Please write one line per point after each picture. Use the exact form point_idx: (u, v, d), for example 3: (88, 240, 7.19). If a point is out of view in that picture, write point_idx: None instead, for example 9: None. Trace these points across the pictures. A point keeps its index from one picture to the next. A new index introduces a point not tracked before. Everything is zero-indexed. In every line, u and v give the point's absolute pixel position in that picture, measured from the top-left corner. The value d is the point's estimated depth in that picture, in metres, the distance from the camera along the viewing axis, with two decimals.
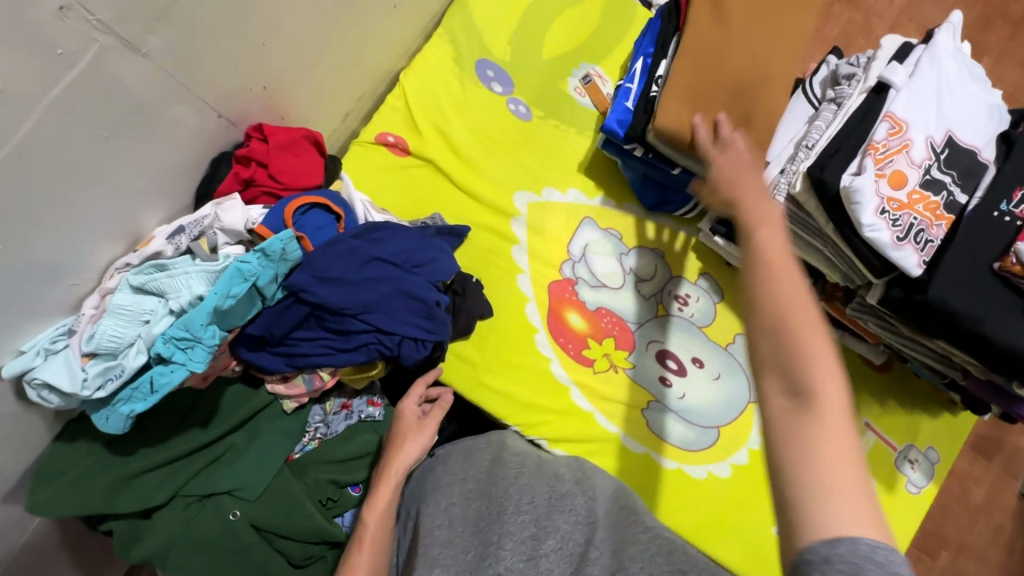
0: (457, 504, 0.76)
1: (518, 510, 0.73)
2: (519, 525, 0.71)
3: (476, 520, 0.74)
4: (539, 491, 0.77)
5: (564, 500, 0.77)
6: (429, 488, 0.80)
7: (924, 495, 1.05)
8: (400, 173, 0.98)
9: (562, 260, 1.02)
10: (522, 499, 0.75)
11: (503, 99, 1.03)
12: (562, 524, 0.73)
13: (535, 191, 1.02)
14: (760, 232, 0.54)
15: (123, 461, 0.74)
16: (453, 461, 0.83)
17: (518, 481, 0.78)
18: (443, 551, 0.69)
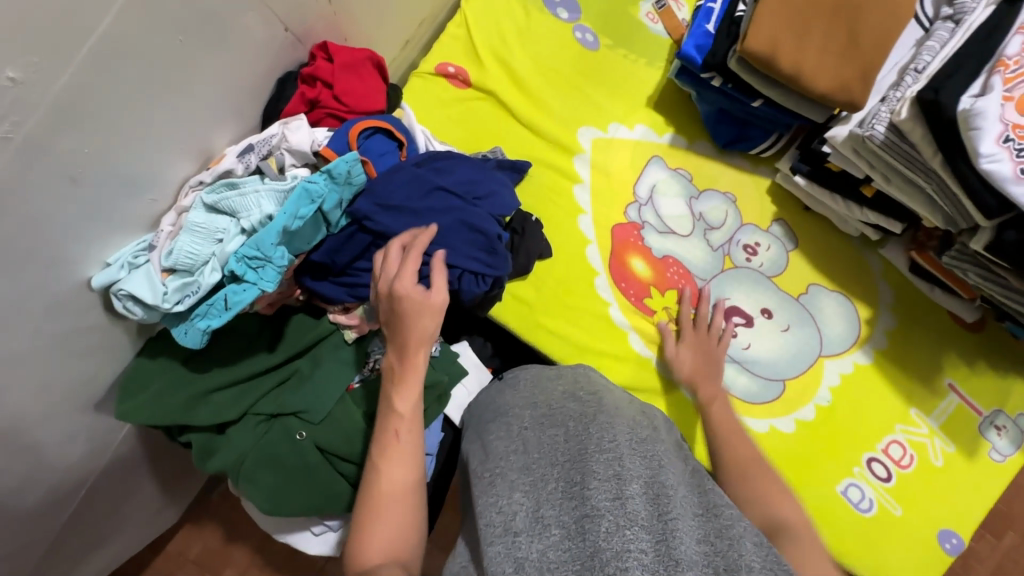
0: (531, 430, 0.74)
1: (599, 448, 0.63)
2: (601, 464, 0.60)
3: (552, 450, 0.67)
4: (621, 428, 0.67)
5: (649, 443, 0.66)
6: (510, 414, 0.80)
7: (1009, 464, 0.98)
8: (461, 106, 0.95)
9: (628, 202, 0.97)
10: (603, 432, 0.66)
11: (569, 26, 0.98)
12: (648, 467, 0.61)
13: (600, 126, 0.97)
14: (711, 412, 0.80)
15: (199, 378, 0.78)
16: (532, 387, 0.84)
17: (597, 416, 0.70)
18: (520, 477, 0.66)
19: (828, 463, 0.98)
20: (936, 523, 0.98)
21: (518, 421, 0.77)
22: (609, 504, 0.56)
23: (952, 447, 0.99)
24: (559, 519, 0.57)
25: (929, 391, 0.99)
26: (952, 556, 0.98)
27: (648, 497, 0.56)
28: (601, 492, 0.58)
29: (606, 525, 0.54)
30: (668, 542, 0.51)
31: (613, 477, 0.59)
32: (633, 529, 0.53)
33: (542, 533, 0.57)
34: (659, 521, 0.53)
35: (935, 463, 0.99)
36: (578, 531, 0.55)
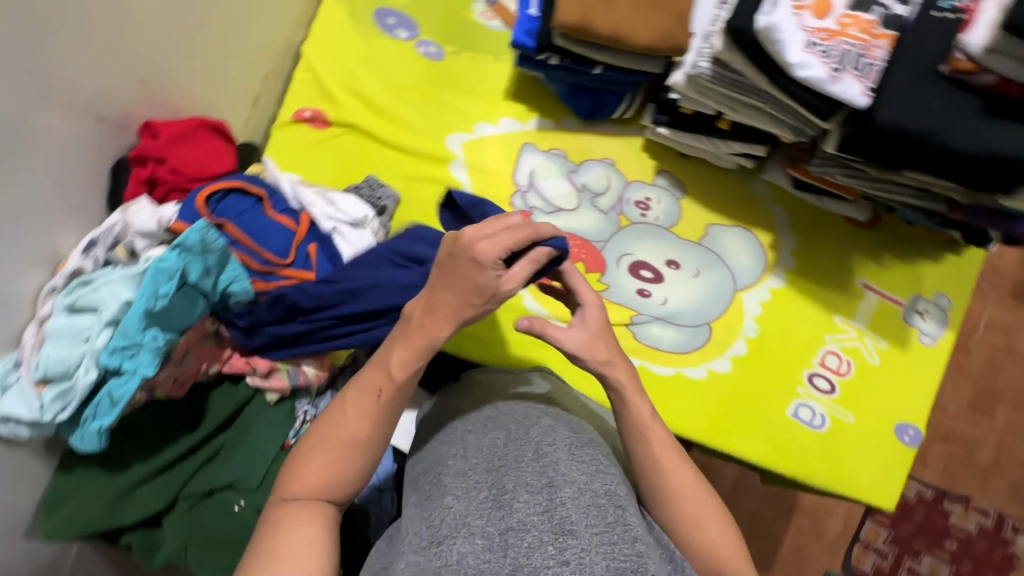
0: (474, 433, 0.76)
1: (536, 458, 0.68)
2: (536, 476, 0.66)
3: (491, 455, 0.71)
4: (561, 435, 0.72)
5: (586, 450, 0.71)
6: (458, 414, 0.82)
7: (941, 344, 1.00)
8: (326, 145, 0.96)
9: (511, 193, 0.99)
10: (542, 443, 0.70)
11: (410, 43, 1.00)
12: (581, 475, 0.66)
13: (466, 130, 1.00)
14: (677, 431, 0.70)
15: (120, 477, 0.77)
16: (480, 386, 0.87)
17: (539, 423, 0.75)
18: (456, 482, 0.69)
19: (773, 391, 1.00)
20: (890, 418, 1.00)
21: (462, 425, 0.79)
22: (538, 518, 0.60)
23: (883, 343, 1.01)
24: (487, 529, 0.60)
25: (847, 296, 1.01)
26: (914, 447, 1.00)
27: (578, 508, 0.60)
28: (533, 505, 0.62)
29: (533, 538, 0.58)
30: (588, 552, 0.55)
31: (546, 491, 0.63)
32: (557, 543, 0.57)
33: (469, 539, 0.60)
34: (582, 532, 0.58)
35: (873, 363, 1.01)
36: (504, 543, 0.58)
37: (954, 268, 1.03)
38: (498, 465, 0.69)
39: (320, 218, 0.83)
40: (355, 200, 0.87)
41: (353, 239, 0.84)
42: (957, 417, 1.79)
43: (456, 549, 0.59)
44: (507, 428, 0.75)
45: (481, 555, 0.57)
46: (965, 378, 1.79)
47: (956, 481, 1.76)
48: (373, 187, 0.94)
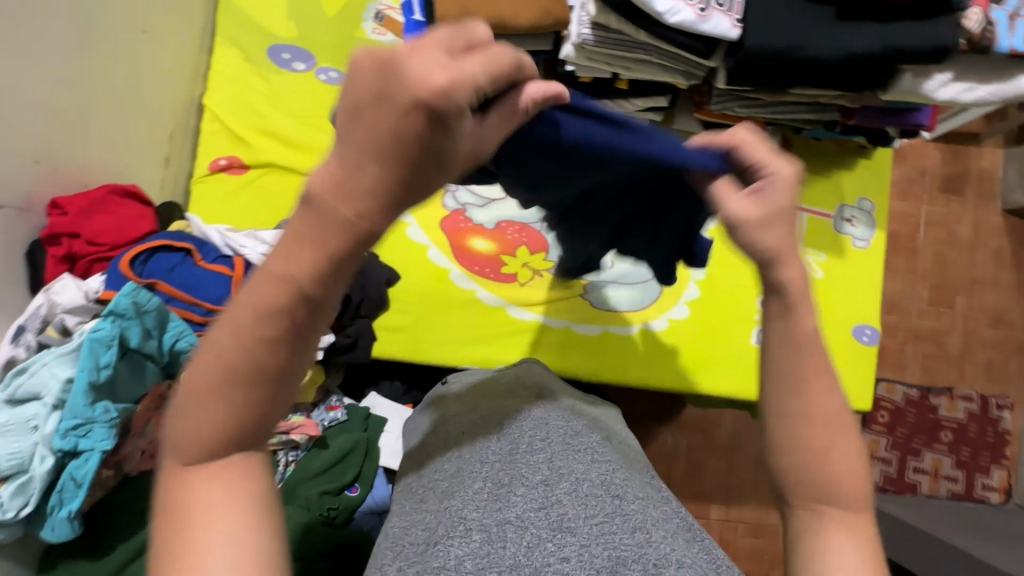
0: (466, 432, 0.76)
1: (531, 454, 0.70)
2: (532, 470, 0.68)
3: (484, 450, 0.72)
4: (555, 429, 0.74)
5: (580, 440, 0.73)
6: (447, 416, 0.83)
7: (874, 244, 1.06)
8: (250, 188, 0.97)
9: (441, 196, 1.03)
10: (536, 440, 0.72)
11: (309, 73, 1.01)
12: (577, 467, 0.68)
13: None
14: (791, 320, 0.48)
15: (100, 563, 0.73)
16: (467, 387, 0.88)
17: (532, 417, 0.77)
18: (451, 479, 0.68)
19: (730, 323, 1.04)
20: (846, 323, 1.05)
21: (452, 425, 0.80)
22: (535, 516, 0.61)
23: (822, 255, 1.06)
24: (485, 526, 0.60)
25: None
26: (874, 345, 1.05)
27: (576, 505, 0.63)
28: (531, 502, 0.63)
29: (533, 536, 0.59)
30: (588, 547, 0.58)
31: (543, 489, 0.65)
32: (556, 541, 0.58)
33: (466, 537, 0.59)
34: (581, 529, 0.60)
35: (818, 276, 1.06)
36: (504, 540, 0.59)
37: (868, 172, 1.09)
38: (493, 461, 0.69)
39: (254, 257, 0.83)
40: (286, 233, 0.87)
41: None
42: (922, 316, 1.86)
43: (453, 548, 0.58)
44: (499, 423, 0.76)
45: (481, 552, 0.57)
46: (919, 277, 1.87)
47: (935, 375, 1.83)
48: None
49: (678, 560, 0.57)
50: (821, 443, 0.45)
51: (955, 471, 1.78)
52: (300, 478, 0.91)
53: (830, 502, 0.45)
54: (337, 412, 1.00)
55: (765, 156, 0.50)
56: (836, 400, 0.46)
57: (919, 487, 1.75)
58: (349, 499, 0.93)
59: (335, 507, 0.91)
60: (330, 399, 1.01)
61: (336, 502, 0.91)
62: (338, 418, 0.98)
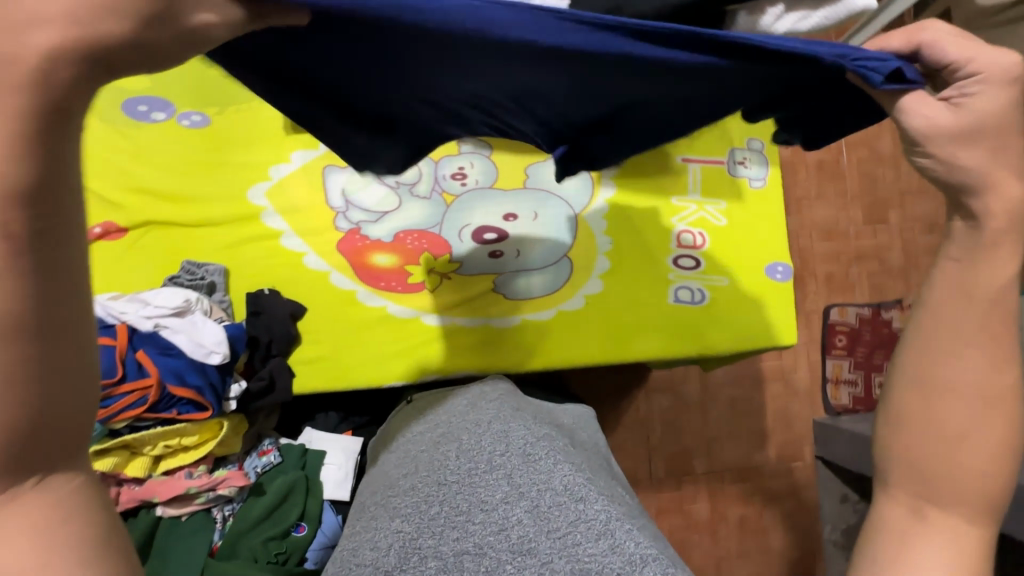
0: (427, 453, 0.78)
1: (490, 469, 0.71)
2: (493, 488, 0.68)
3: (442, 471, 0.73)
4: (515, 440, 0.75)
5: (540, 446, 0.74)
6: (409, 439, 0.86)
7: (770, 181, 1.08)
8: (131, 251, 0.93)
9: (331, 218, 1.00)
10: (495, 454, 0.73)
11: (172, 122, 0.98)
12: (538, 479, 0.69)
13: (263, 179, 0.99)
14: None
15: None
16: (427, 406, 0.91)
17: (490, 431, 0.77)
18: (408, 503, 0.70)
19: (645, 287, 1.04)
20: (758, 264, 1.06)
21: (414, 447, 0.82)
22: (494, 539, 0.63)
23: (722, 203, 1.07)
24: (445, 554, 0.63)
25: (671, 177, 1.09)
26: (788, 280, 1.06)
27: (536, 520, 0.64)
28: (491, 524, 0.64)
29: (492, 561, 0.61)
30: (548, 564, 0.60)
31: (502, 507, 0.66)
32: (516, 563, 0.61)
33: (421, 564, 0.62)
34: (542, 547, 0.62)
35: (722, 225, 1.07)
36: (462, 568, 0.61)
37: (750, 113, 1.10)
38: (451, 481, 0.71)
39: (137, 322, 0.81)
40: (169, 290, 0.85)
41: (181, 326, 0.82)
42: None
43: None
44: (458, 441, 0.78)
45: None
46: None
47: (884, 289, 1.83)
48: (192, 270, 0.92)
49: (640, 561, 0.59)
50: (957, 426, 0.48)
51: None
52: (239, 531, 0.89)
53: (933, 505, 0.50)
54: (271, 456, 0.96)
55: (964, 48, 0.46)
56: (1005, 374, 0.48)
57: None
58: (298, 539, 0.92)
59: (283, 551, 0.90)
60: (263, 444, 0.98)
61: (283, 545, 0.91)
62: (272, 462, 0.95)
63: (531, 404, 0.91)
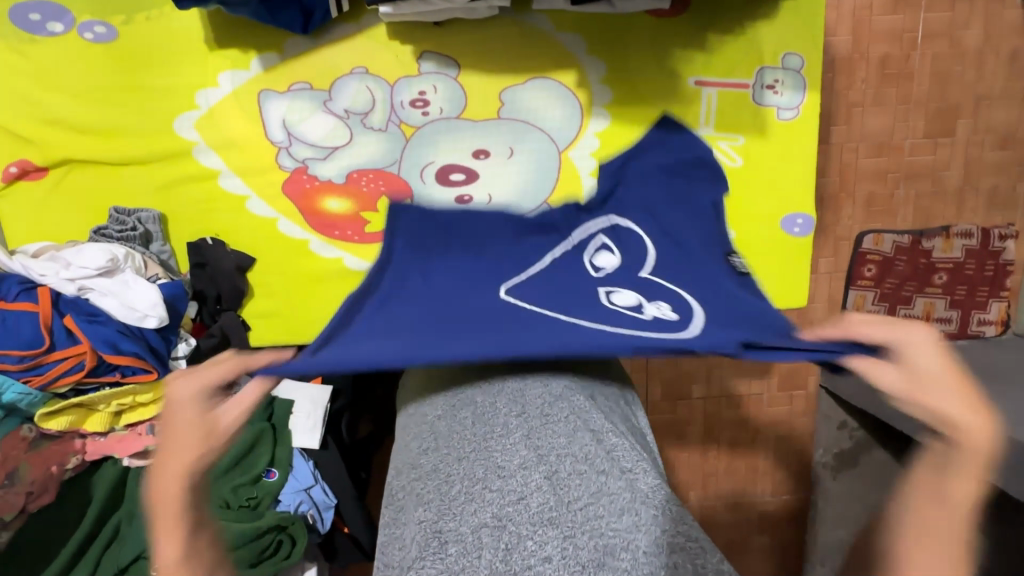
0: (443, 419, 0.67)
1: (507, 432, 0.62)
2: (511, 454, 0.59)
3: (459, 440, 0.63)
4: (532, 402, 0.65)
5: (560, 408, 0.64)
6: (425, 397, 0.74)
7: (804, 113, 0.87)
8: (58, 194, 0.85)
9: (274, 155, 0.87)
10: (512, 419, 0.63)
11: (72, 35, 0.81)
12: (558, 444, 0.60)
13: (190, 106, 0.84)
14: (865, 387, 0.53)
15: None
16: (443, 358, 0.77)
17: (507, 394, 0.67)
18: (427, 483, 0.61)
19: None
20: (773, 216, 0.90)
21: (430, 411, 0.70)
22: (514, 509, 0.55)
23: (740, 139, 0.88)
24: (463, 533, 0.54)
25: (679, 103, 0.88)
26: (806, 236, 0.90)
27: (555, 489, 0.56)
28: (508, 494, 0.56)
29: (512, 537, 0.53)
30: (572, 539, 0.54)
31: (520, 473, 0.58)
32: (537, 536, 0.54)
33: (440, 551, 0.54)
34: (565, 519, 0.55)
35: (736, 165, 0.89)
36: (480, 546, 0.53)
37: (792, 17, 0.86)
38: (468, 451, 0.61)
39: (60, 285, 0.75)
40: (92, 247, 0.78)
41: (110, 288, 0.76)
42: (917, 151, 1.54)
43: (428, 572, 0.52)
44: (473, 405, 0.67)
45: (458, 568, 0.52)
46: (915, 104, 1.51)
47: (931, 214, 1.58)
48: (121, 218, 0.83)
49: (668, 544, 0.55)
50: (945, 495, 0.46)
51: (949, 311, 1.59)
52: (207, 480, 0.90)
53: None
54: None
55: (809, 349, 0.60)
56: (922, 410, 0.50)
57: None
58: (268, 486, 0.93)
59: (254, 498, 0.91)
60: None
61: (255, 490, 0.92)
62: None
63: None
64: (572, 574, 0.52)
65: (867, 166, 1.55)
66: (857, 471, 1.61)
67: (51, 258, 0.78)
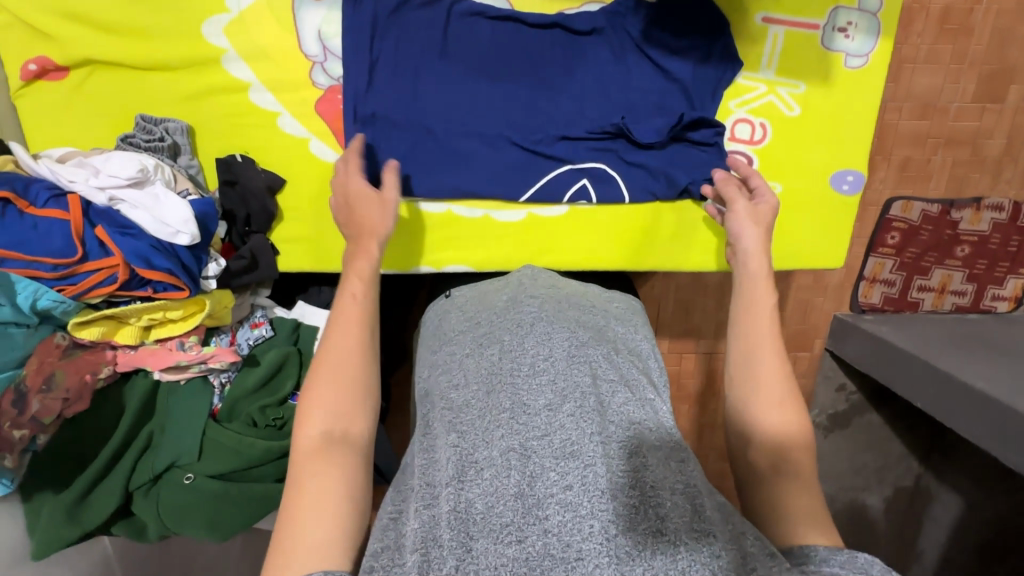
0: (471, 355, 0.70)
1: (534, 371, 0.64)
2: (535, 392, 0.62)
3: (489, 376, 0.65)
4: (558, 344, 0.67)
5: (584, 352, 0.67)
6: (453, 338, 0.76)
7: (875, 62, 0.81)
8: (81, 97, 0.81)
9: (308, 70, 0.82)
10: (539, 357, 0.66)
11: None
12: (582, 383, 0.63)
13: (220, 8, 0.78)
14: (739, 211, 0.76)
15: (62, 494, 0.81)
16: (473, 306, 0.80)
17: (533, 333, 0.69)
18: (460, 413, 0.63)
19: (662, 209, 0.89)
20: (822, 173, 0.87)
21: (457, 351, 0.73)
22: (538, 442, 0.58)
23: (801, 86, 0.83)
24: (493, 457, 0.57)
25: (741, 43, 0.81)
26: (855, 194, 0.88)
27: (581, 426, 0.58)
28: (534, 427, 0.59)
29: (536, 466, 0.56)
30: (592, 468, 0.55)
31: (545, 412, 0.60)
32: (559, 468, 0.55)
33: (474, 478, 0.56)
34: (585, 449, 0.56)
35: (794, 115, 0.84)
36: (509, 467, 0.56)
37: None
38: (497, 385, 0.64)
39: (89, 194, 0.72)
40: (121, 156, 0.74)
41: (141, 201, 0.74)
42: (962, 116, 1.47)
43: (466, 492, 0.55)
44: (501, 342, 0.69)
45: (492, 491, 0.55)
46: (970, 64, 1.43)
47: (965, 183, 1.53)
48: (148, 127, 0.79)
49: (674, 485, 0.56)
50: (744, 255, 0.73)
51: (964, 284, 1.58)
52: (236, 396, 0.91)
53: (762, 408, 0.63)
54: (263, 329, 0.96)
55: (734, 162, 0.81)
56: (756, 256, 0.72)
57: (920, 304, 1.60)
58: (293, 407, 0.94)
59: (282, 417, 0.93)
60: (254, 316, 0.97)
61: (281, 411, 0.93)
62: (263, 335, 0.95)
63: (571, 297, 0.79)
64: (592, 499, 0.53)
65: (907, 129, 1.48)
66: (849, 431, 1.65)
67: (76, 167, 0.74)
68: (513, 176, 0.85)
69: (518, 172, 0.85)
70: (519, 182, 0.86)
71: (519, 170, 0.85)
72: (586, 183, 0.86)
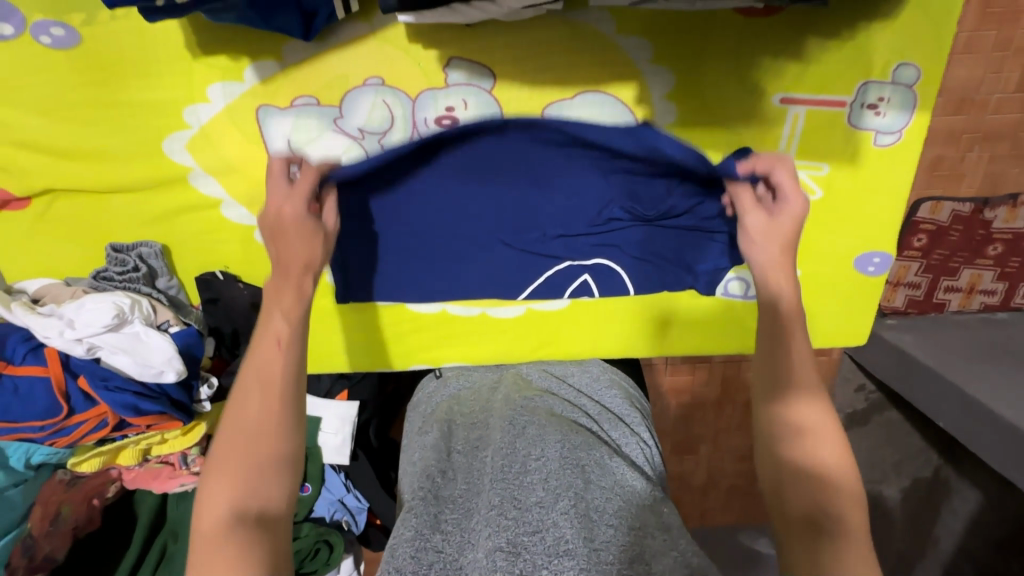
0: (462, 454, 0.62)
1: (527, 465, 0.56)
2: (528, 485, 0.53)
3: (479, 475, 0.57)
4: (552, 443, 0.59)
5: (580, 453, 0.58)
6: (441, 429, 0.68)
7: (909, 140, 0.72)
8: (47, 224, 0.76)
9: None
10: (531, 453, 0.57)
11: (24, 38, 0.66)
12: (578, 482, 0.54)
13: (178, 124, 0.71)
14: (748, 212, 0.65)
15: None
16: (468, 401, 0.75)
17: (528, 430, 0.61)
18: (443, 511, 0.54)
19: (665, 298, 0.84)
20: (847, 255, 0.79)
21: (444, 444, 0.65)
22: (529, 538, 0.48)
23: (825, 168, 0.74)
24: (479, 561, 0.47)
25: (758, 125, 0.72)
26: (881, 274, 0.81)
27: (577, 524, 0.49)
28: (524, 522, 0.49)
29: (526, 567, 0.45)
30: None
31: (537, 506, 0.51)
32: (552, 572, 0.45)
33: None
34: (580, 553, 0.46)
35: (815, 197, 0.77)
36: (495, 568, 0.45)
37: (919, 17, 0.67)
38: (486, 483, 0.55)
39: (66, 347, 0.69)
40: (94, 300, 0.70)
41: (121, 345, 0.70)
42: None
43: None
44: (491, 441, 0.61)
45: None
46: None
47: (1009, 178, 0.95)
48: (119, 258, 0.76)
49: None
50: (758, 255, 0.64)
51: None
52: None
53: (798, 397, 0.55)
54: None
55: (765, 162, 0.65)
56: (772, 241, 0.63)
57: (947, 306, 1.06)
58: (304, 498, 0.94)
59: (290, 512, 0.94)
60: None
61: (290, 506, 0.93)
62: None
63: (562, 405, 0.71)
64: None
65: None
66: None
67: (50, 313, 0.71)
68: (509, 276, 0.81)
69: (512, 272, 0.81)
70: (512, 281, 0.82)
71: (513, 272, 0.81)
72: (587, 278, 0.82)
